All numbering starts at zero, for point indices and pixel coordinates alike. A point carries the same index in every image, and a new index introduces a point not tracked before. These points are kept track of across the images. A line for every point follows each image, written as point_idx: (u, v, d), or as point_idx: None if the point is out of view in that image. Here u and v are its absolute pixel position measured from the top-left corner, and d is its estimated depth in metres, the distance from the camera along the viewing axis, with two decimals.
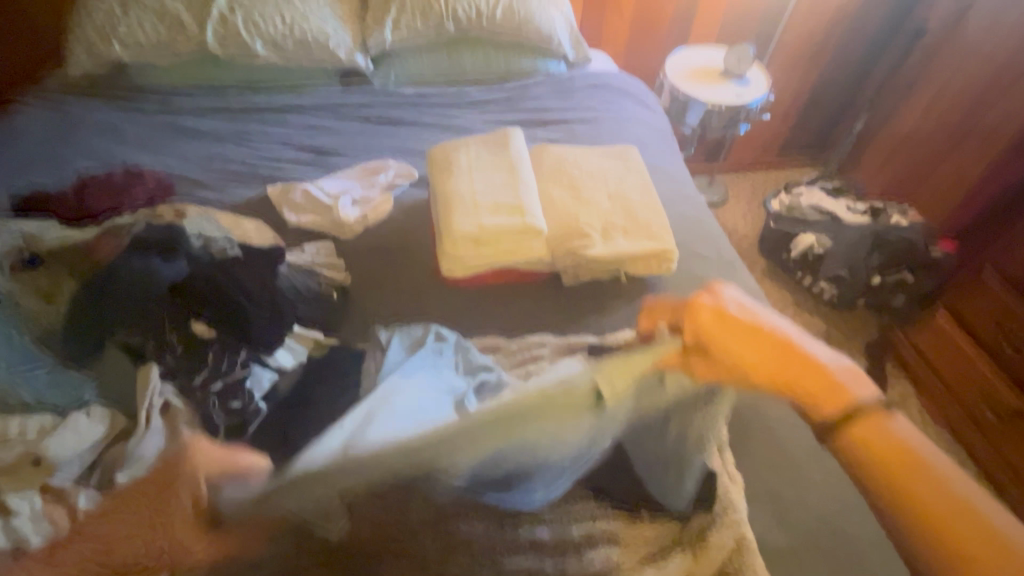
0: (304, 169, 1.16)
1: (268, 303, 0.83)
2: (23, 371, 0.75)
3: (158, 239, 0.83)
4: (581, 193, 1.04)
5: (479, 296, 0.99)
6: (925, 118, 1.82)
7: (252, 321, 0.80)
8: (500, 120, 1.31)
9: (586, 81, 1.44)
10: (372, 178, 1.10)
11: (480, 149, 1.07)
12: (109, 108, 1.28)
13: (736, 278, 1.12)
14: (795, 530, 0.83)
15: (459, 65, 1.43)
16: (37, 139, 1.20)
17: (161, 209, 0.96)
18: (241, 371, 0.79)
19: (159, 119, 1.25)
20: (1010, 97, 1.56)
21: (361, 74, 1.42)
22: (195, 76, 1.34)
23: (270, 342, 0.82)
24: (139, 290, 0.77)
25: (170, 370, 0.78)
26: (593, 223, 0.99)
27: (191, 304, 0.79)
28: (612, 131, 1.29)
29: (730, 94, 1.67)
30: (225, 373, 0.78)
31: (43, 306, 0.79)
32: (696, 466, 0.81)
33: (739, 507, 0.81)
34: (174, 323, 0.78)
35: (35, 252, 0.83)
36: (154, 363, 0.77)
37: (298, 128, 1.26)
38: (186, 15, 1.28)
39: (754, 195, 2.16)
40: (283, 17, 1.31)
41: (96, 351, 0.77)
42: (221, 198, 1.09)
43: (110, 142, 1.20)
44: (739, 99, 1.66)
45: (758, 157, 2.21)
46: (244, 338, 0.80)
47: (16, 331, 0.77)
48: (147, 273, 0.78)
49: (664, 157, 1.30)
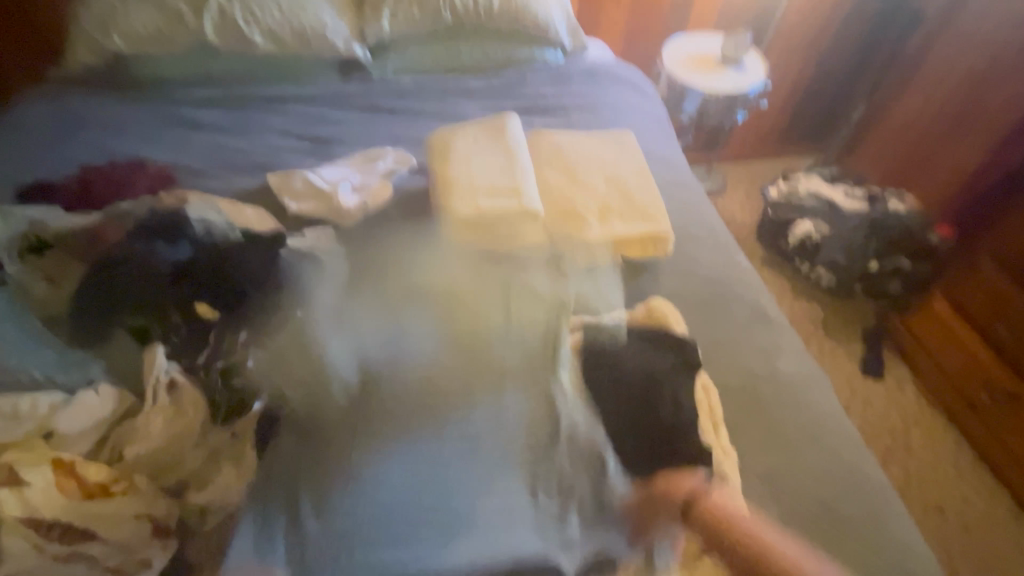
0: (303, 158, 1.17)
1: (271, 288, 0.85)
2: (29, 353, 0.76)
3: (160, 223, 0.85)
4: (578, 177, 1.06)
5: (479, 279, 0.99)
6: (924, 105, 1.82)
7: (255, 306, 0.83)
8: (498, 109, 1.32)
9: (583, 70, 1.45)
10: (371, 165, 1.10)
11: (478, 135, 1.08)
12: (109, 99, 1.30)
13: (730, 260, 1.13)
14: (786, 504, 0.84)
15: (456, 55, 1.44)
16: (37, 131, 1.21)
17: (160, 196, 0.97)
18: (243, 351, 0.81)
19: (158, 110, 1.27)
20: (1008, 83, 1.57)
21: (359, 64, 1.43)
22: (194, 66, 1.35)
23: (273, 323, 0.84)
24: (142, 277, 0.79)
25: (173, 352, 0.80)
26: (588, 207, 1.02)
27: (193, 288, 0.82)
28: (608, 119, 1.30)
29: (727, 82, 1.68)
30: (227, 353, 0.80)
31: (50, 291, 0.80)
32: (691, 443, 0.81)
33: (733, 482, 0.82)
34: (178, 307, 0.81)
35: (42, 236, 0.84)
36: (158, 344, 0.79)
37: (297, 118, 1.27)
38: (184, 6, 1.28)
39: (752, 184, 2.17)
40: (280, 5, 1.32)
41: (104, 333, 0.79)
42: (219, 187, 1.10)
43: (112, 133, 1.21)
44: (736, 86, 1.66)
45: (755, 147, 2.23)
46: (246, 322, 0.82)
47: (26, 315, 0.79)
48: (152, 258, 0.81)
49: (660, 145, 1.32)
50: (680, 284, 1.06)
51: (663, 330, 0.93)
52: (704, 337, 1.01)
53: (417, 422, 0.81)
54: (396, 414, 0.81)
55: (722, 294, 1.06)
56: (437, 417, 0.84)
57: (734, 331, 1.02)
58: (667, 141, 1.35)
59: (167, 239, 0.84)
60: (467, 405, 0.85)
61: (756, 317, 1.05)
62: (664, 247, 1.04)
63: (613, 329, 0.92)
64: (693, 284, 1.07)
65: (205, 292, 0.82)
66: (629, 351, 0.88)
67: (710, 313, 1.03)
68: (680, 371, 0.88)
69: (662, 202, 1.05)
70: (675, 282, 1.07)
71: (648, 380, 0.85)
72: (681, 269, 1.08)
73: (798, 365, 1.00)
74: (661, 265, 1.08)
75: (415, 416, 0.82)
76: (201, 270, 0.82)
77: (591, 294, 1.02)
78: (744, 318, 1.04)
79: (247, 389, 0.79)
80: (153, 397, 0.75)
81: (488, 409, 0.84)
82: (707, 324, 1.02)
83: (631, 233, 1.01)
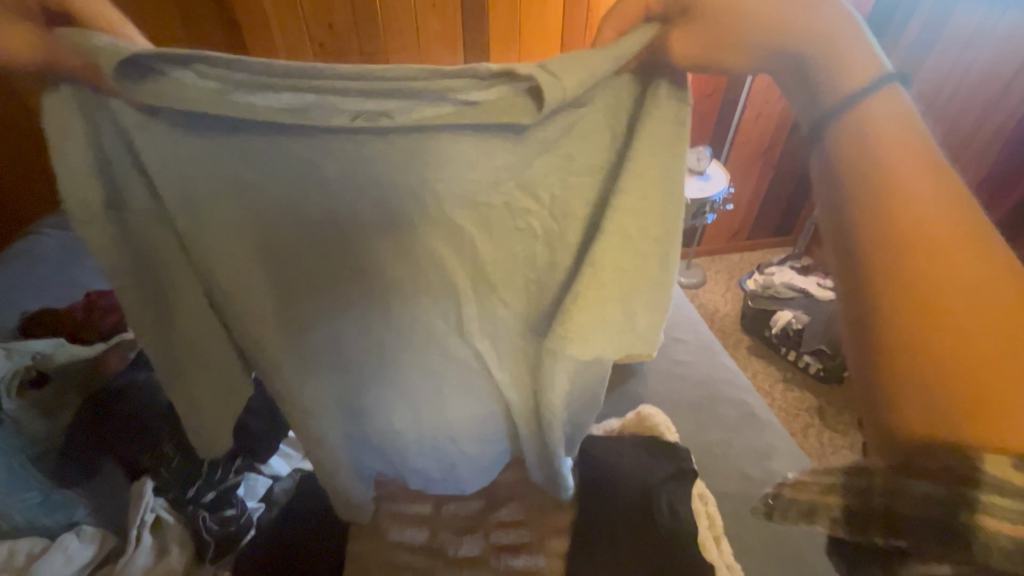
0: None
1: (268, 414, 0.85)
2: (18, 493, 0.72)
3: None
4: None
5: None
6: None
7: (252, 429, 0.82)
8: None
9: None
10: None
11: None
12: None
13: (716, 360, 1.17)
14: None
15: None
16: (42, 278, 1.34)
17: None
18: (233, 479, 0.81)
19: None
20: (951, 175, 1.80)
21: None
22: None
23: (268, 448, 0.85)
24: (144, 405, 0.79)
25: (163, 486, 0.78)
26: None
27: None
28: None
29: (693, 188, 1.87)
30: (219, 481, 0.79)
31: (46, 427, 0.75)
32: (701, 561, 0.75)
33: None
34: (174, 433, 0.80)
35: (40, 368, 0.78)
36: (149, 476, 0.77)
37: None
38: None
39: (732, 278, 2.37)
40: None
41: (90, 467, 0.77)
42: None
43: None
44: (700, 194, 1.86)
45: (731, 243, 2.43)
46: (241, 449, 0.82)
47: (12, 453, 0.72)
48: (151, 387, 0.81)
49: None
50: (665, 386, 1.11)
51: (650, 440, 0.93)
52: (694, 439, 1.01)
53: (416, 557, 0.84)
54: (392, 554, 0.84)
55: (708, 395, 1.08)
56: (432, 538, 0.86)
57: (725, 433, 1.02)
58: None
59: None
60: (460, 536, 0.86)
61: (744, 417, 1.05)
62: None
63: (605, 442, 0.93)
64: (680, 385, 1.11)
65: None
66: (624, 461, 0.88)
67: (700, 415, 1.05)
68: (678, 482, 0.86)
69: None
70: (662, 384, 1.11)
71: (641, 495, 0.83)
72: (667, 372, 1.13)
73: (795, 467, 0.97)
74: (647, 369, 1.14)
75: (413, 558, 0.84)
76: None
77: None
78: (734, 419, 1.04)
79: (238, 521, 0.79)
80: (135, 538, 0.71)
81: (485, 536, 0.86)
82: (696, 427, 1.03)
83: None
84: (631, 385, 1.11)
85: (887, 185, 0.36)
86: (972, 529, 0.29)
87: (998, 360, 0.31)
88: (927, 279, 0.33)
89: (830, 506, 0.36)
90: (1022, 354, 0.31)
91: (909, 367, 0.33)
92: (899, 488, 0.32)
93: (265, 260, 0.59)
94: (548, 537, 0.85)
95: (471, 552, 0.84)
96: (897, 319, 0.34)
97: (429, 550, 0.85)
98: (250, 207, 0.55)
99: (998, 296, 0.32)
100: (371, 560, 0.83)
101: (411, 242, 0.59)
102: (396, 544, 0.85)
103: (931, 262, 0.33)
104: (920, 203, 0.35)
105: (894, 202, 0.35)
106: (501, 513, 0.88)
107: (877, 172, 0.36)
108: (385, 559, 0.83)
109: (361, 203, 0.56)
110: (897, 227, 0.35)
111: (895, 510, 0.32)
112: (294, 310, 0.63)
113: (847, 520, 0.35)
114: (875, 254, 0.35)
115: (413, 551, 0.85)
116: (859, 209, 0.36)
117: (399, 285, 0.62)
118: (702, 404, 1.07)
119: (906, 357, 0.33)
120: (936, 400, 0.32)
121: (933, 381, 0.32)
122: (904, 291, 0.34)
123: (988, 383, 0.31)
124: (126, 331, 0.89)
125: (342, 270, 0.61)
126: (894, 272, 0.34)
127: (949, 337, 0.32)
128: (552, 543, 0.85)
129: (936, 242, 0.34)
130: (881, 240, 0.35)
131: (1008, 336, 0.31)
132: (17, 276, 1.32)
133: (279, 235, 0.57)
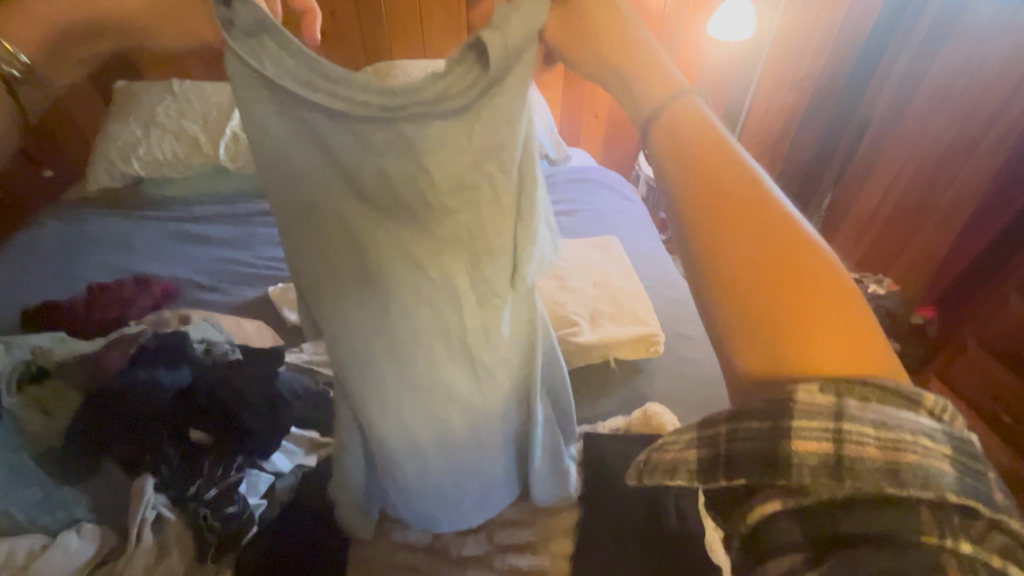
0: None
1: (269, 412, 0.83)
2: (18, 491, 0.72)
3: (160, 345, 0.86)
4: (567, 283, 1.17)
5: None
6: (881, 200, 2.10)
7: (252, 429, 0.81)
8: None
9: (568, 181, 1.83)
10: None
11: None
12: (144, 221, 1.56)
13: None
14: None
15: None
16: (50, 274, 1.35)
17: (166, 317, 1.06)
18: (235, 476, 0.79)
19: (231, 222, 1.58)
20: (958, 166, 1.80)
21: None
22: (224, 187, 1.67)
23: (271, 446, 0.84)
24: (140, 404, 0.76)
25: (164, 484, 0.78)
26: (580, 313, 1.11)
27: (191, 410, 0.80)
28: (590, 223, 1.62)
29: None
30: (220, 480, 0.78)
31: (44, 425, 0.75)
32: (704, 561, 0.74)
33: None
34: (174, 432, 0.79)
35: (42, 366, 0.83)
36: (149, 475, 0.77)
37: None
38: (202, 136, 1.60)
39: None
40: None
41: (90, 466, 0.76)
42: (225, 300, 1.32)
43: (151, 258, 1.44)
44: None
45: None
46: (243, 447, 0.81)
47: (13, 451, 0.73)
48: (152, 386, 0.79)
49: (645, 247, 1.51)
50: (671, 385, 1.09)
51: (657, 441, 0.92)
52: None
53: (417, 555, 0.83)
54: (394, 552, 0.83)
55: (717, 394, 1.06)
56: (433, 537, 0.85)
57: None
58: (648, 240, 1.58)
59: (167, 364, 0.84)
60: (462, 536, 0.85)
61: None
62: (656, 348, 1.10)
63: (610, 441, 0.92)
64: (686, 385, 1.09)
65: (204, 417, 0.80)
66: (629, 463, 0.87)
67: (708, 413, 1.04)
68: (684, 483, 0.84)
69: (651, 306, 1.15)
70: (669, 382, 1.10)
71: (646, 500, 0.83)
72: (675, 369, 1.12)
73: None
74: (654, 366, 1.12)
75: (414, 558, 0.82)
76: (197, 392, 0.80)
77: (586, 396, 1.07)
78: None
79: (240, 518, 0.77)
80: (135, 539, 0.71)
81: (488, 536, 0.84)
82: None
83: (626, 335, 1.08)
84: (638, 382, 1.10)
85: (694, 161, 0.40)
86: (791, 472, 0.32)
87: (804, 298, 0.34)
88: (733, 242, 0.37)
89: (689, 461, 0.37)
90: (811, 286, 0.35)
91: (740, 328, 0.35)
92: (736, 444, 0.34)
93: (325, 231, 0.59)
94: (552, 537, 0.84)
95: (476, 551, 0.83)
96: (726, 278, 0.36)
97: (433, 550, 0.83)
98: (323, 176, 0.56)
99: (797, 263, 0.36)
100: (374, 558, 0.83)
101: (456, 224, 0.57)
102: (399, 543, 0.84)
103: (730, 227, 0.37)
104: (727, 180, 0.39)
105: (704, 176, 0.39)
106: (505, 511, 0.87)
107: (692, 153, 0.40)
108: (388, 557, 0.82)
109: (410, 179, 0.54)
110: (709, 200, 0.38)
111: (737, 454, 0.34)
112: (343, 288, 0.62)
113: (699, 472, 0.36)
114: (703, 231, 0.38)
115: (415, 550, 0.84)
116: (685, 193, 0.39)
117: (436, 270, 0.59)
118: (711, 402, 1.06)
119: (741, 310, 0.35)
120: (769, 353, 0.34)
121: (752, 333, 0.35)
122: (724, 251, 0.37)
123: (797, 319, 0.34)
124: (126, 327, 0.91)
125: (387, 251, 0.59)
126: (709, 247, 0.37)
127: (749, 288, 0.35)
128: (555, 543, 0.83)
129: (731, 207, 0.38)
130: (701, 212, 0.38)
131: (797, 275, 0.35)
132: (28, 274, 1.35)
133: (341, 208, 0.58)
